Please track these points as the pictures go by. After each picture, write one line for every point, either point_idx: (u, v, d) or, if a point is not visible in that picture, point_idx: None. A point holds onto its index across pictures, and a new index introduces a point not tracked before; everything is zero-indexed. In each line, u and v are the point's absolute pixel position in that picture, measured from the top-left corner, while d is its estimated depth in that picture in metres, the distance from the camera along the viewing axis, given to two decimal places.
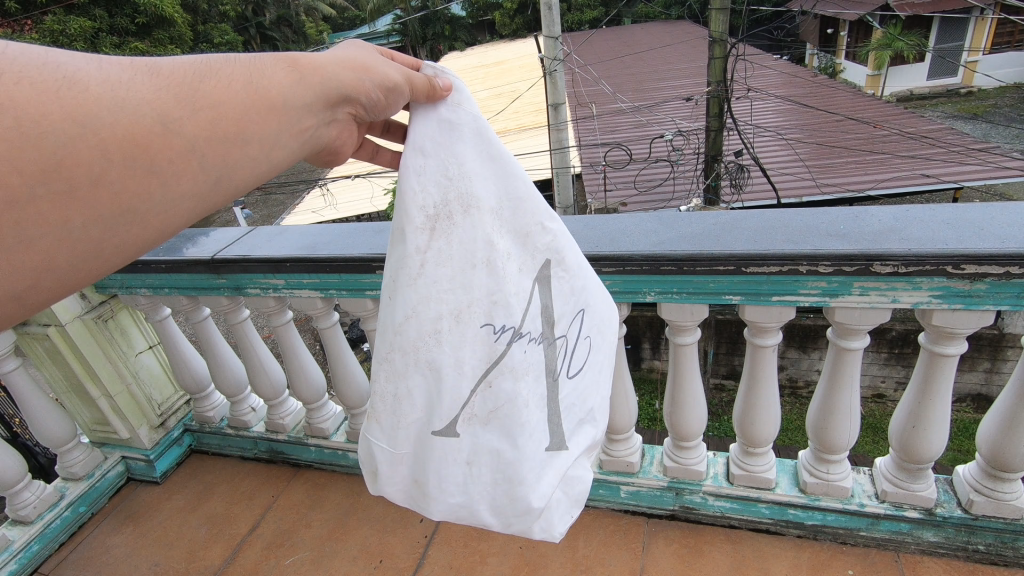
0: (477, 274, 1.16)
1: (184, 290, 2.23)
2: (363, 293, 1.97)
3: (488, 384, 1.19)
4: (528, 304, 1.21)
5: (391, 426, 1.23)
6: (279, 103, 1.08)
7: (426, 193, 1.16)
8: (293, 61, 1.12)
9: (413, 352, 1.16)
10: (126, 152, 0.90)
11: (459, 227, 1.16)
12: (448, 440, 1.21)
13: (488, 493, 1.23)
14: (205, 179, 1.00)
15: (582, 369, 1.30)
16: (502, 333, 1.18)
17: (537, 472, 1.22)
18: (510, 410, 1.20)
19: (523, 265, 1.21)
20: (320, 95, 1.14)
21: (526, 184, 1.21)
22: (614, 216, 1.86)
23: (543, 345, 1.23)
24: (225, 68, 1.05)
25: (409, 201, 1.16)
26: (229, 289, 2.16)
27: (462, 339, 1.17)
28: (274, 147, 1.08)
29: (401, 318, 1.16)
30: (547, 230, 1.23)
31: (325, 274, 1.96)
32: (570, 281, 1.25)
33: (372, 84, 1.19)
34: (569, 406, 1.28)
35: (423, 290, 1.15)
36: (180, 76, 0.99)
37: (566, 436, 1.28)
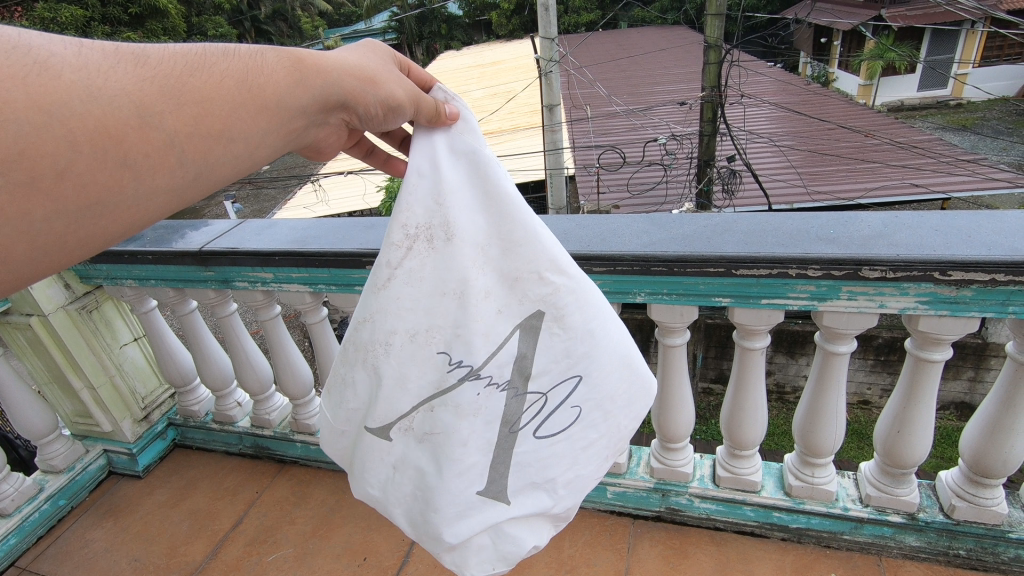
0: (444, 303, 1.13)
1: (172, 281, 2.20)
2: (352, 289, 1.95)
3: (429, 408, 1.17)
4: (497, 350, 1.15)
5: (336, 405, 1.26)
6: (272, 102, 1.08)
7: (412, 212, 1.13)
8: (297, 61, 1.11)
9: (364, 352, 1.17)
10: (99, 144, 0.90)
11: (436, 255, 1.12)
12: (379, 441, 1.21)
13: (404, 501, 1.24)
14: (181, 175, 1.00)
15: (556, 433, 1.22)
16: (456, 366, 1.15)
17: (455, 510, 1.18)
18: (445, 441, 1.17)
19: (504, 309, 1.15)
20: (316, 97, 1.13)
21: (526, 228, 1.13)
22: (606, 217, 1.86)
23: (508, 394, 1.18)
24: (217, 63, 1.04)
25: (395, 214, 1.14)
26: (217, 282, 2.14)
27: (412, 360, 1.15)
28: (259, 146, 1.08)
29: (360, 317, 1.16)
30: (545, 281, 1.14)
31: (315, 269, 1.95)
32: (565, 340, 1.17)
33: (375, 97, 1.18)
34: (523, 463, 1.20)
35: (382, 300, 1.14)
36: (168, 69, 0.98)
37: (507, 490, 1.20)
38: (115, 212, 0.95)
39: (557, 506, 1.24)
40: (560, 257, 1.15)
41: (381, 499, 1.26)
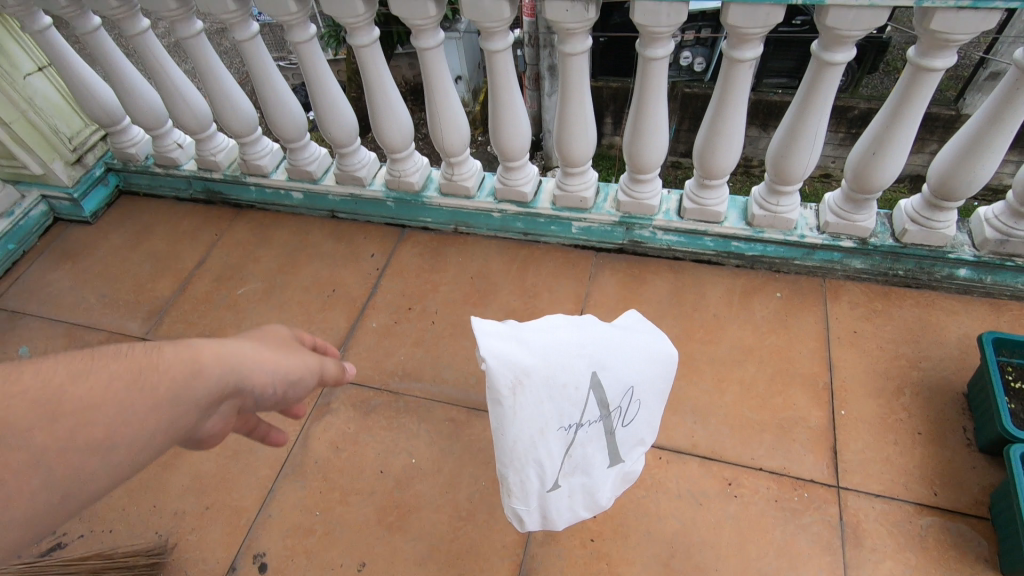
0: (559, 398, 1.20)
1: (322, 202, 2.24)
2: (502, 233, 2.08)
3: (568, 453, 1.24)
4: (583, 399, 1.21)
5: (522, 491, 1.24)
6: (230, 377, 0.75)
7: (495, 356, 1.15)
8: (253, 358, 0.79)
9: (521, 458, 1.20)
10: (46, 429, 0.59)
11: (525, 392, 1.17)
12: (556, 494, 1.26)
13: (580, 505, 1.29)
14: (139, 449, 0.66)
15: (636, 417, 1.28)
16: (570, 428, 1.23)
17: (606, 482, 1.30)
18: (584, 458, 1.26)
19: (575, 385, 1.21)
20: (222, 386, 0.74)
21: (557, 329, 1.24)
22: (770, 178, 1.68)
23: (601, 420, 1.25)
24: (184, 348, 0.72)
25: (497, 384, 1.15)
26: (375, 217, 2.22)
27: (553, 441, 1.22)
28: (169, 437, 0.69)
29: (513, 437, 1.19)
30: (583, 353, 1.22)
31: (474, 214, 2.06)
32: (598, 365, 1.22)
33: (276, 377, 0.83)
34: (622, 440, 1.29)
35: (509, 423, 1.17)
36: (132, 358, 0.68)
37: (624, 452, 1.30)
38: (112, 471, 0.64)
39: (637, 464, 1.33)
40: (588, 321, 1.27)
41: (558, 519, 1.29)
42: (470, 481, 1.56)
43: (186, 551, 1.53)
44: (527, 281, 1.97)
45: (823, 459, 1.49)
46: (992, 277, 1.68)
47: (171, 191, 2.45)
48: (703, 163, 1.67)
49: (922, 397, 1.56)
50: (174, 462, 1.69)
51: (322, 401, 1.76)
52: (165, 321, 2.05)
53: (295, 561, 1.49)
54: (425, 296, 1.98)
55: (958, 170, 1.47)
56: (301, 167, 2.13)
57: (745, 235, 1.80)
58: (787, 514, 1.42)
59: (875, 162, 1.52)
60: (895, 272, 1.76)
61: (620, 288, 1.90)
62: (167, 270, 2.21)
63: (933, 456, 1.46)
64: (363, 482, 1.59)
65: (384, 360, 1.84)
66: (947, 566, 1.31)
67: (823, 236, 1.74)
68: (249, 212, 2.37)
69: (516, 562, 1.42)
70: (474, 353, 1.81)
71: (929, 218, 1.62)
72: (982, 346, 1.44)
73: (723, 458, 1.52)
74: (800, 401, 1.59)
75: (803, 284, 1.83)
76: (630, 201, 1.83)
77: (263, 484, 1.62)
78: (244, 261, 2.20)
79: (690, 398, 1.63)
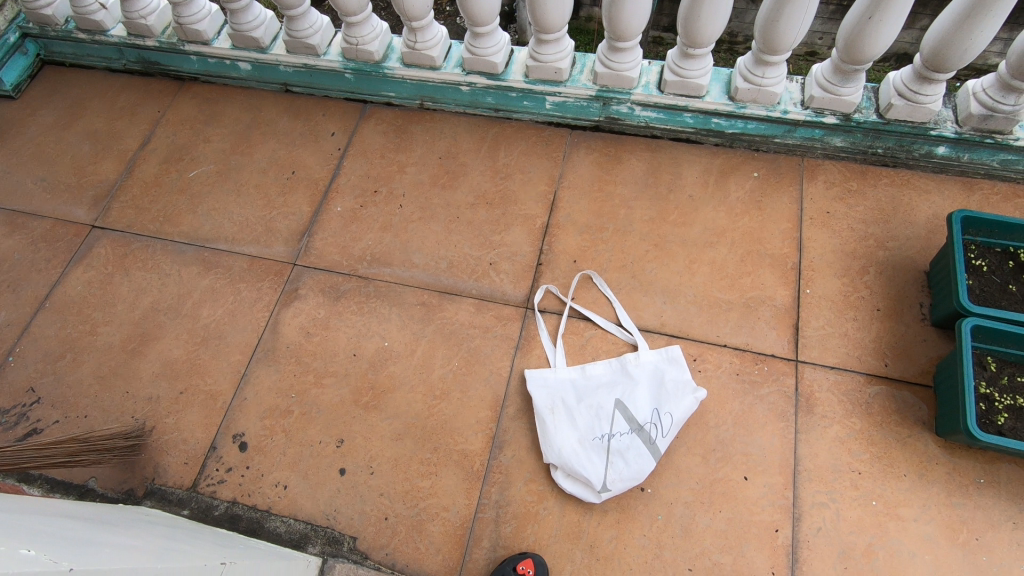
0: (584, 421, 1.46)
1: (274, 74, 2.04)
2: (472, 108, 1.95)
3: (606, 452, 1.41)
4: (609, 415, 1.46)
5: (582, 476, 1.39)
6: None
7: (547, 394, 1.49)
8: None
9: (577, 445, 1.42)
10: None
11: (587, 394, 1.49)
12: (601, 468, 1.39)
13: (630, 474, 1.37)
14: None
15: (671, 429, 1.41)
16: (602, 434, 1.43)
17: (655, 444, 1.40)
18: (635, 453, 1.39)
19: (612, 421, 1.45)
20: None
21: (633, 374, 1.51)
22: (758, 46, 1.56)
23: (633, 432, 1.42)
24: None
25: (543, 407, 1.47)
26: (332, 93, 2.04)
27: (591, 416, 1.46)
28: None
29: (556, 445, 1.42)
30: (616, 398, 1.48)
31: (441, 88, 1.91)
32: (649, 412, 1.45)
33: None
34: (667, 428, 1.42)
35: (553, 435, 1.44)
36: None
37: (673, 411, 1.43)
38: None
39: (695, 397, 1.45)
40: (628, 367, 1.52)
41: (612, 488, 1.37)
42: (443, 362, 1.59)
43: (165, 432, 1.56)
44: (498, 162, 1.88)
45: (784, 335, 1.54)
46: (970, 155, 1.65)
47: (102, 61, 2.20)
48: (688, 29, 1.53)
49: (885, 276, 1.60)
50: (143, 350, 1.68)
51: (290, 287, 1.73)
52: (114, 206, 1.93)
53: (275, 439, 1.53)
54: (391, 179, 1.88)
55: (955, 39, 1.37)
56: (246, 33, 1.90)
57: (727, 110, 1.71)
58: (746, 386, 1.49)
59: (869, 29, 1.40)
60: (874, 150, 1.72)
61: (595, 169, 1.83)
62: (108, 150, 2.04)
63: (888, 330, 1.52)
64: (337, 365, 1.61)
65: (351, 245, 1.78)
66: (888, 428, 1.42)
67: (807, 112, 1.67)
68: (194, 86, 2.16)
69: (488, 435, 1.49)
70: (444, 237, 1.76)
71: (916, 91, 1.55)
72: (951, 224, 1.45)
73: (689, 336, 1.56)
74: (767, 281, 1.62)
75: (781, 163, 1.79)
76: (608, 73, 1.70)
77: (236, 368, 1.63)
78: (193, 141, 2.03)
79: (661, 280, 1.64)
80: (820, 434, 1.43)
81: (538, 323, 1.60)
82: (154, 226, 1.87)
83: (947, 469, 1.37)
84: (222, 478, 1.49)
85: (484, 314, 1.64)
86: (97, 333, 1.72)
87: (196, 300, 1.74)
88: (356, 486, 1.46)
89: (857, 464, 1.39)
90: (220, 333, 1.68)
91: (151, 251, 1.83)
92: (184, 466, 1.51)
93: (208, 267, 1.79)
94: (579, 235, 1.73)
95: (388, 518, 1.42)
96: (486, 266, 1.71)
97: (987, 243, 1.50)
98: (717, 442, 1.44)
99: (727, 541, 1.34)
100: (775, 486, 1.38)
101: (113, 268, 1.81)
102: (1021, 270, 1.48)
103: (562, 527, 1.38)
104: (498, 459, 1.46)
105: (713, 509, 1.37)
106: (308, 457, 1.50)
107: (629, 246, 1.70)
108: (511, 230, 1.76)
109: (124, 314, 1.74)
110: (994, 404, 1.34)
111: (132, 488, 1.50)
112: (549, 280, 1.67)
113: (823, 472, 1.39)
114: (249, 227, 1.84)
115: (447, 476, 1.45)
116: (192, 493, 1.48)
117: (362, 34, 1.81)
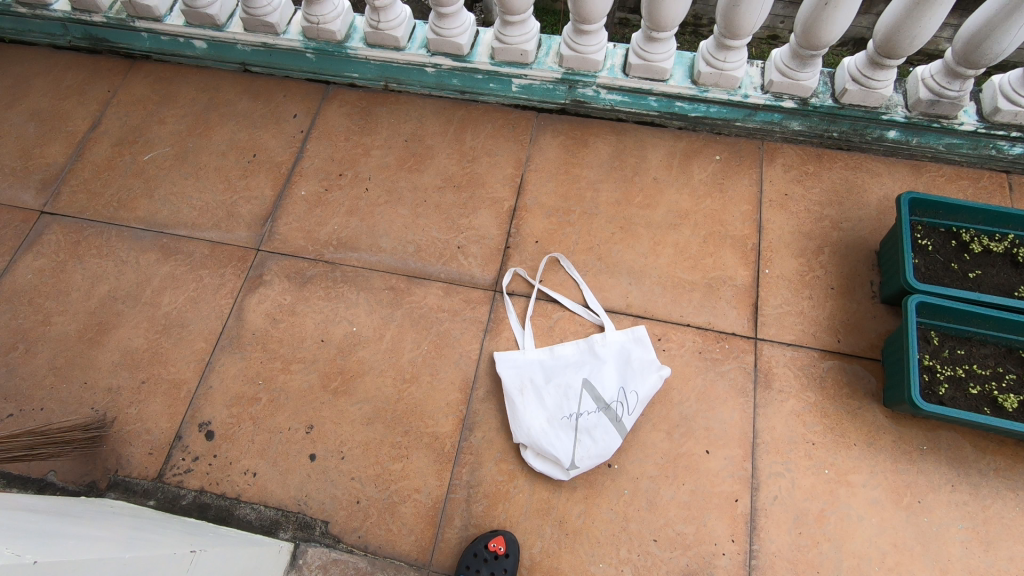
0: (552, 400, 1.49)
1: (231, 53, 1.97)
2: (438, 89, 1.93)
3: (574, 430, 1.44)
4: (577, 394, 1.49)
5: (551, 454, 1.42)
6: None
7: (516, 374, 1.52)
8: None
9: (546, 424, 1.45)
10: None
11: (555, 374, 1.52)
12: (570, 446, 1.43)
13: (599, 451, 1.41)
14: None
15: (636, 407, 1.46)
16: (570, 413, 1.47)
17: (622, 422, 1.45)
18: (603, 431, 1.44)
19: (580, 400, 1.48)
20: None
21: (599, 353, 1.54)
22: (720, 29, 1.57)
23: (600, 411, 1.46)
24: None
25: (512, 388, 1.50)
26: (295, 73, 1.99)
27: (560, 395, 1.49)
28: None
29: (525, 425, 1.45)
30: (582, 377, 1.51)
31: (405, 69, 1.88)
32: (615, 390, 1.49)
33: None
34: (632, 406, 1.46)
35: (523, 415, 1.47)
36: None
37: (638, 390, 1.47)
38: None
39: (660, 375, 1.50)
40: (594, 346, 1.55)
41: (581, 466, 1.41)
42: (413, 346, 1.59)
43: (127, 423, 1.53)
44: (465, 144, 1.87)
45: (745, 314, 1.60)
46: (918, 139, 1.72)
47: (45, 37, 2.08)
48: (651, 12, 1.54)
49: (839, 255, 1.66)
50: (101, 339, 1.63)
51: (254, 273, 1.70)
52: (64, 191, 1.85)
53: (242, 426, 1.51)
54: (356, 161, 1.86)
55: (905, 26, 1.42)
56: (200, 9, 1.83)
57: (690, 94, 1.74)
58: (708, 363, 1.54)
59: (826, 15, 1.44)
60: (830, 134, 1.77)
61: (561, 152, 1.84)
62: (56, 132, 1.95)
63: (841, 308, 1.59)
64: (305, 351, 1.59)
65: (316, 230, 1.75)
66: (840, 400, 1.49)
67: (766, 97, 1.71)
68: (146, 65, 2.07)
69: (459, 417, 1.51)
70: (411, 221, 1.75)
71: (869, 77, 1.60)
72: (899, 205, 1.51)
73: (654, 316, 1.60)
74: (728, 262, 1.67)
75: (741, 146, 1.83)
76: (573, 56, 1.70)
77: (200, 357, 1.60)
78: (147, 122, 1.96)
79: (626, 262, 1.68)
80: (777, 408, 1.49)
81: (506, 306, 1.62)
82: (108, 211, 1.81)
83: (893, 437, 1.45)
84: (188, 468, 1.47)
85: (453, 297, 1.64)
86: (51, 323, 1.66)
87: (156, 288, 1.69)
88: (326, 471, 1.46)
89: (811, 435, 1.46)
90: (182, 320, 1.65)
91: (106, 238, 1.77)
92: (149, 457, 1.49)
93: (167, 253, 1.74)
94: (547, 218, 1.74)
95: (360, 501, 1.43)
96: (454, 249, 1.71)
97: (933, 224, 1.58)
98: (681, 418, 1.49)
99: (690, 512, 1.40)
100: (735, 458, 1.45)
101: (66, 255, 1.75)
102: (963, 249, 1.56)
103: (532, 504, 1.42)
104: (469, 441, 1.48)
105: (676, 482, 1.43)
106: (277, 444, 1.49)
107: (595, 229, 1.72)
108: (479, 213, 1.76)
109: (79, 303, 1.68)
110: (936, 376, 1.42)
111: (95, 480, 1.47)
112: (517, 263, 1.68)
113: (780, 444, 1.45)
114: (209, 212, 1.79)
115: (419, 458, 1.47)
116: (158, 483, 1.46)
117: (323, 12, 1.76)
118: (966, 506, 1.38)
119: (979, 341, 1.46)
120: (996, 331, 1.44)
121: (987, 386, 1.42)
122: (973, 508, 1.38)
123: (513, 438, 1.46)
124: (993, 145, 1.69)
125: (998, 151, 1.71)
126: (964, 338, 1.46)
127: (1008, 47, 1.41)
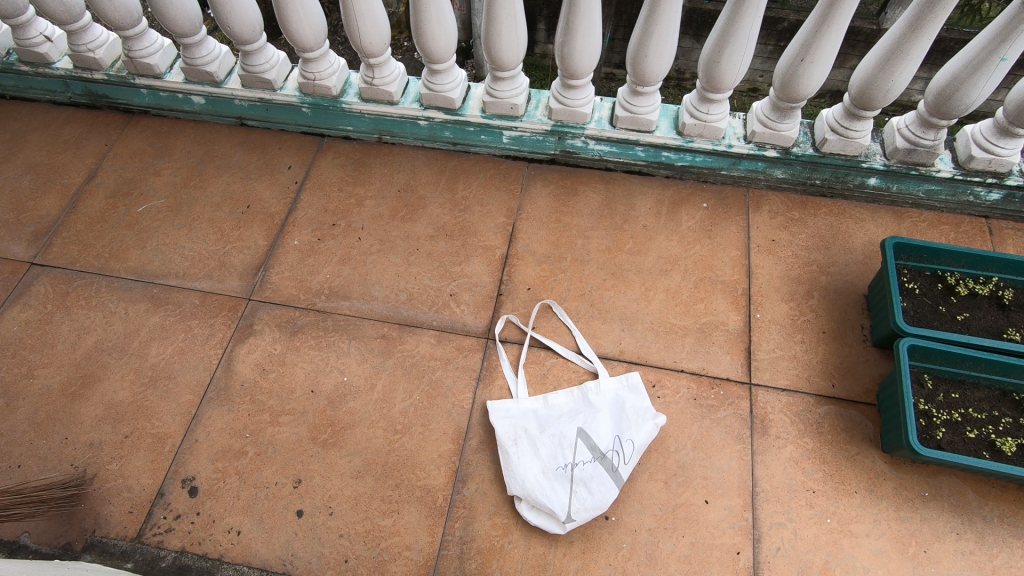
0: (545, 451, 1.45)
1: (228, 107, 2.02)
2: (429, 140, 1.97)
3: (568, 480, 1.40)
4: (572, 444, 1.45)
5: (546, 506, 1.37)
6: None
7: (509, 426, 1.48)
8: None
9: (540, 475, 1.41)
10: None
11: (550, 424, 1.49)
12: (565, 497, 1.38)
13: (594, 501, 1.37)
14: None
15: (632, 456, 1.42)
16: (564, 465, 1.42)
17: (618, 473, 1.41)
18: (598, 481, 1.39)
19: (574, 450, 1.44)
20: None
21: (593, 402, 1.51)
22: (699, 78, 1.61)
23: (596, 460, 1.42)
24: None
25: (506, 441, 1.46)
26: (292, 126, 2.04)
27: (555, 446, 1.45)
28: None
29: (519, 477, 1.41)
30: (576, 427, 1.47)
31: (398, 122, 1.93)
32: (612, 439, 1.45)
33: None
34: (628, 454, 1.42)
35: (517, 467, 1.42)
36: None
37: (634, 438, 1.44)
38: None
39: (655, 423, 1.46)
40: (588, 394, 1.53)
41: (577, 516, 1.36)
42: (404, 396, 1.56)
43: (108, 480, 1.48)
44: (457, 194, 1.90)
45: (738, 359, 1.59)
46: (898, 186, 1.77)
47: (45, 93, 2.13)
48: (636, 69, 1.61)
49: (828, 299, 1.68)
50: (84, 393, 1.59)
51: (244, 323, 1.68)
52: (56, 242, 1.85)
53: (227, 482, 1.46)
54: (349, 212, 1.88)
55: (877, 79, 1.49)
56: (199, 67, 1.88)
57: (675, 144, 1.79)
58: (704, 410, 1.52)
59: (802, 70, 1.51)
60: (812, 181, 1.82)
61: (552, 201, 1.88)
62: (50, 185, 1.96)
63: (833, 351, 1.60)
64: (294, 403, 1.56)
65: (309, 279, 1.75)
66: (839, 446, 1.47)
67: (750, 146, 1.76)
68: (144, 119, 2.12)
69: (451, 469, 1.47)
70: (404, 269, 1.76)
71: (847, 127, 1.66)
72: (883, 250, 1.54)
73: (647, 362, 1.60)
74: (720, 307, 1.68)
75: (727, 194, 1.87)
76: (562, 109, 1.77)
77: (186, 410, 1.56)
78: (141, 174, 1.98)
79: (618, 308, 1.68)
80: (775, 455, 1.47)
81: (499, 354, 1.61)
82: (99, 263, 1.80)
83: (895, 484, 1.42)
84: (169, 527, 1.42)
85: (445, 346, 1.63)
86: (34, 376, 1.62)
87: (144, 338, 1.67)
88: (314, 528, 1.41)
89: (811, 483, 1.43)
90: (169, 372, 1.62)
91: (95, 289, 1.75)
92: (128, 516, 1.43)
93: (156, 304, 1.72)
94: (538, 265, 1.76)
95: (348, 561, 1.37)
96: (446, 297, 1.71)
97: (918, 268, 1.61)
98: (678, 467, 1.46)
99: (691, 566, 1.35)
100: (735, 507, 1.41)
101: (53, 307, 1.73)
102: (950, 292, 1.58)
103: (528, 560, 1.36)
104: (461, 494, 1.44)
105: (676, 534, 1.39)
106: (263, 500, 1.44)
107: (587, 275, 1.74)
108: (471, 260, 1.77)
109: (64, 355, 1.65)
110: (932, 420, 1.41)
111: (70, 541, 1.40)
112: (509, 310, 1.68)
113: (780, 493, 1.42)
114: (200, 262, 1.79)
115: (410, 513, 1.42)
116: (137, 544, 1.40)
117: (319, 69, 1.82)
118: (973, 556, 1.34)
119: (972, 384, 1.46)
120: (988, 373, 1.45)
121: (984, 430, 1.41)
122: (980, 557, 1.34)
123: (507, 490, 1.42)
124: (971, 191, 1.75)
125: (976, 197, 1.76)
126: (957, 382, 1.46)
127: (977, 98, 1.47)
